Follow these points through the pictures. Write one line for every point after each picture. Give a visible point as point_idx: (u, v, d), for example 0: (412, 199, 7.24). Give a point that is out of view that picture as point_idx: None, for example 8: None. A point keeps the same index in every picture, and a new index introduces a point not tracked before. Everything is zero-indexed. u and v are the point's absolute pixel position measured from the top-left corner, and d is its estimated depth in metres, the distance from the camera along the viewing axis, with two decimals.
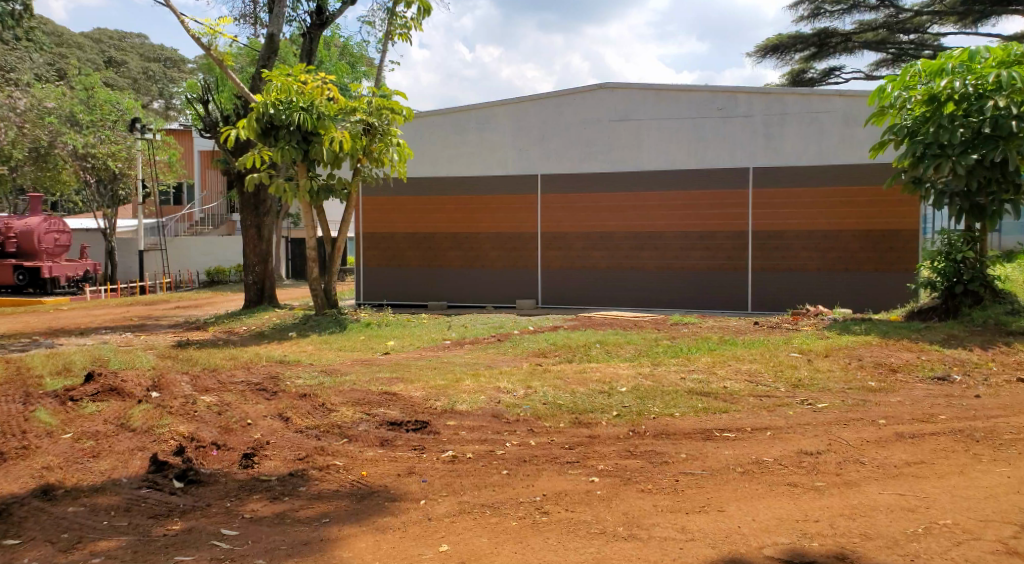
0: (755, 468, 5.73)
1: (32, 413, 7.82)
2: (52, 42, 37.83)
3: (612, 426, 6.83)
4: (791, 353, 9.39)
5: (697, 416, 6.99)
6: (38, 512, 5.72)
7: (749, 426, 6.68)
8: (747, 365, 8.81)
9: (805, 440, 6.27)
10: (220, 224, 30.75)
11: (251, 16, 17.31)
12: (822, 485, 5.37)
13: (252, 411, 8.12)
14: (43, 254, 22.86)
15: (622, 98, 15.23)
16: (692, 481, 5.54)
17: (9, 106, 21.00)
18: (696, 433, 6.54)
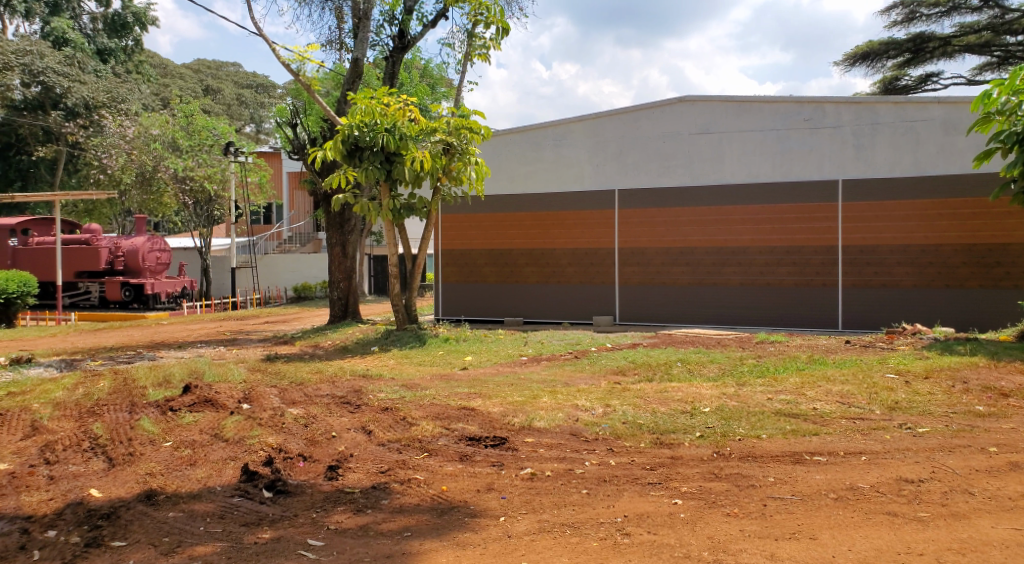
0: (850, 494, 5.52)
1: (137, 422, 8.23)
2: (156, 73, 40.21)
3: (696, 447, 6.71)
4: (887, 374, 9.01)
5: (786, 439, 6.79)
6: (142, 516, 6.00)
7: (843, 450, 6.45)
8: (839, 386, 8.50)
9: (906, 466, 6.01)
10: (308, 242, 31.74)
11: (337, 42, 17.92)
12: (926, 516, 5.13)
13: (336, 424, 8.34)
14: (146, 272, 24.11)
15: (702, 111, 15.05)
16: (782, 506, 5.38)
17: (121, 136, 25.90)
18: (785, 456, 6.36)
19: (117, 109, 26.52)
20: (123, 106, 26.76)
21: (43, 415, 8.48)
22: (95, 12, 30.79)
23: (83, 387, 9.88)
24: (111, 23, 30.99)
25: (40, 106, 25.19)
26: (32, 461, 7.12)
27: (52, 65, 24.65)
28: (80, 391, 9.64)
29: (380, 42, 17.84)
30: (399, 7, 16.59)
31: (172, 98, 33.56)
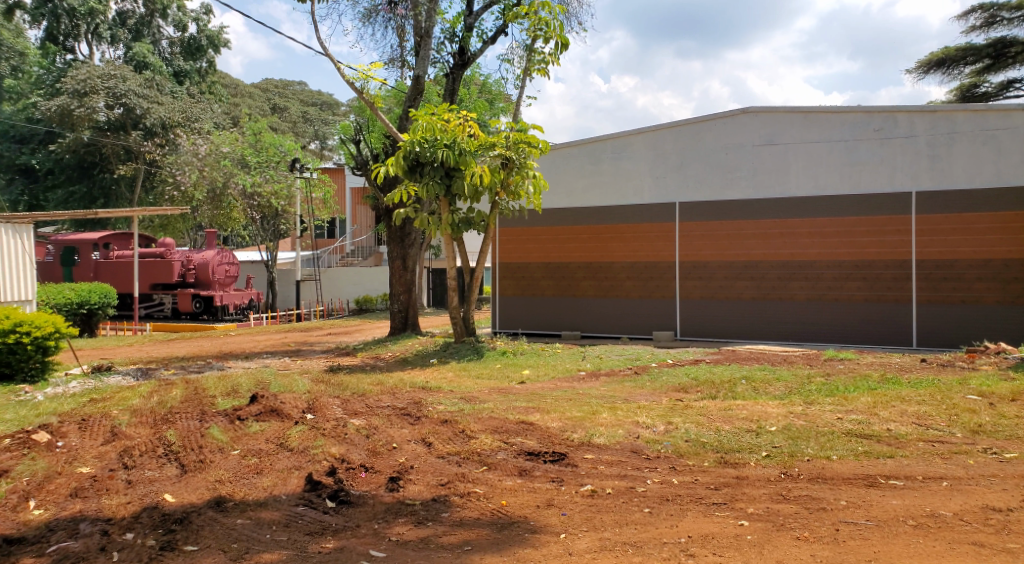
0: (931, 522, 5.38)
1: (207, 430, 8.53)
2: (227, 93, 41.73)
3: (762, 467, 6.62)
4: (968, 396, 8.71)
5: (858, 461, 6.65)
6: (212, 522, 6.22)
7: (921, 475, 6.28)
8: (914, 407, 8.26)
9: (992, 493, 5.82)
10: (369, 255, 32.33)
11: (399, 60, 18.29)
12: (1015, 547, 4.96)
13: (397, 436, 8.49)
14: (216, 285, 24.95)
15: (766, 122, 14.85)
16: (856, 532, 5.27)
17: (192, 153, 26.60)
18: (858, 479, 6.22)
19: (191, 127, 28.20)
20: (196, 125, 28.51)
21: (122, 421, 8.85)
22: (173, 36, 32.36)
23: (157, 395, 10.26)
24: (187, 46, 32.47)
25: (122, 127, 27.47)
26: (111, 465, 7.44)
27: (133, 88, 26.83)
28: (154, 399, 10.03)
29: (441, 59, 18.16)
30: (458, 25, 16.88)
31: (241, 116, 34.78)
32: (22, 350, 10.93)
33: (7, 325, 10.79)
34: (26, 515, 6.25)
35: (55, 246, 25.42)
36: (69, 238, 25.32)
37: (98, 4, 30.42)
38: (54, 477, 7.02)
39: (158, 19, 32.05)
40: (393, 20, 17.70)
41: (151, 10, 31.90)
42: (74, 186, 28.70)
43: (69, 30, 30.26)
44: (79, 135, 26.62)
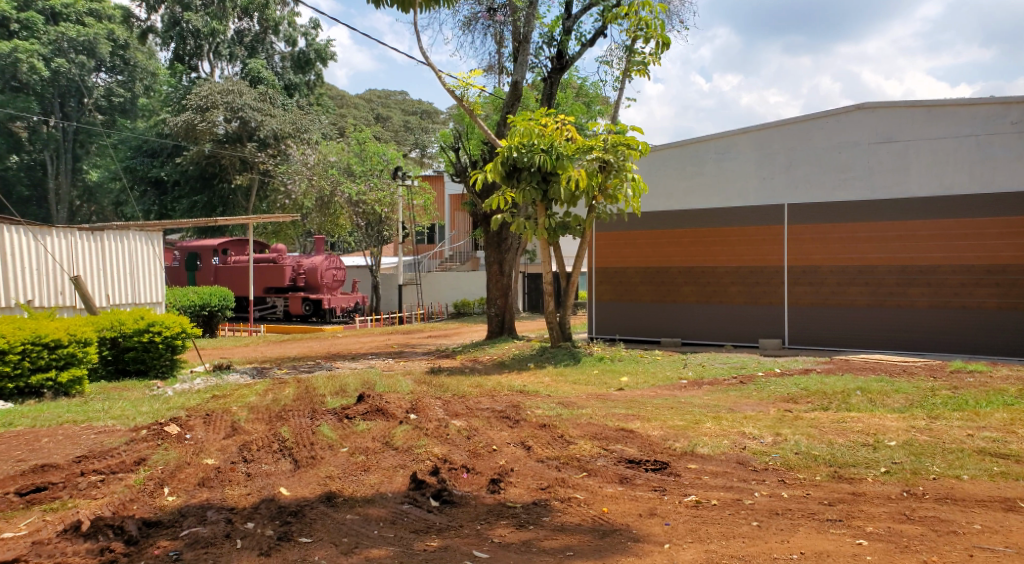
0: None
1: (317, 428, 8.93)
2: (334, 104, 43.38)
3: (882, 484, 6.42)
4: None
5: (991, 482, 6.36)
6: (324, 516, 6.52)
7: None
8: None
9: None
10: (466, 260, 32.93)
11: (497, 66, 18.57)
12: None
13: (497, 438, 8.65)
14: (324, 288, 25.93)
15: (885, 118, 14.28)
16: (991, 559, 5.06)
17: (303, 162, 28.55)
18: (993, 501, 5.95)
19: (301, 139, 29.45)
20: (305, 137, 29.73)
21: (241, 417, 9.38)
22: (284, 51, 34.00)
23: (272, 393, 10.80)
24: (297, 60, 34.05)
25: (238, 139, 28.93)
26: (233, 458, 7.90)
27: (249, 102, 28.43)
28: (269, 397, 10.55)
29: (539, 64, 18.32)
30: (557, 28, 17.00)
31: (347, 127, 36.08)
32: (153, 348, 11.77)
33: (141, 324, 11.65)
34: (160, 500, 6.72)
35: (181, 251, 27.81)
36: (192, 244, 27.30)
37: (219, 24, 32.10)
38: (184, 467, 7.52)
39: (270, 36, 33.70)
40: (492, 26, 17.94)
41: (265, 27, 33.48)
42: (197, 196, 30.53)
43: (193, 49, 32.27)
44: (201, 147, 28.27)
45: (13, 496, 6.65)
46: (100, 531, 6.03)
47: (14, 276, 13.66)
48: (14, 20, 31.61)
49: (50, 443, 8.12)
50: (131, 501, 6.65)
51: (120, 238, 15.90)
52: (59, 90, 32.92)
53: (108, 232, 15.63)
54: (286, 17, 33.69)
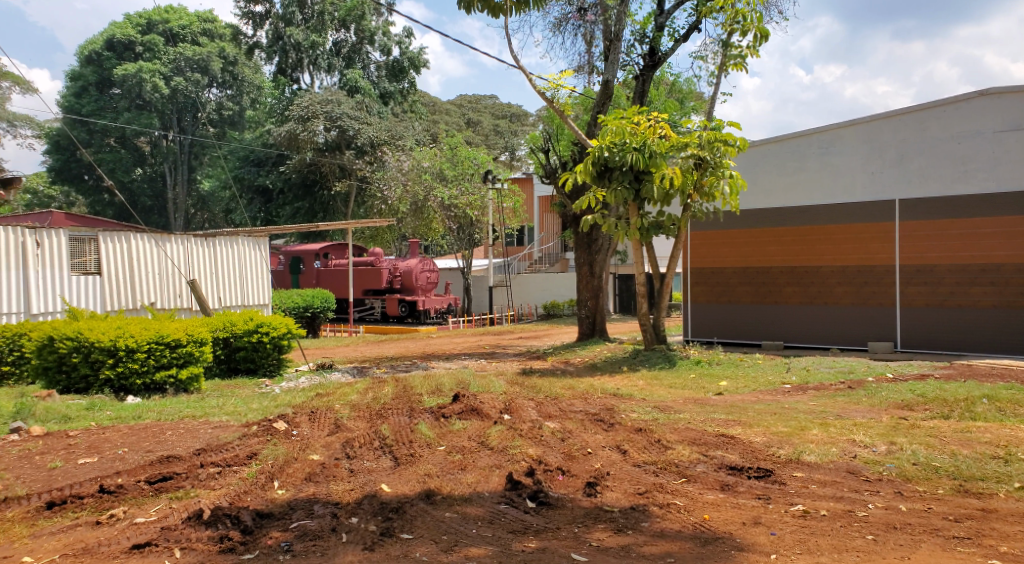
0: None
1: (415, 426, 9.11)
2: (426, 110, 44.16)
3: (1015, 500, 6.05)
4: None
5: None
6: (424, 513, 6.64)
7: None
8: None
9: None
10: (556, 261, 32.98)
11: (588, 66, 18.49)
12: None
13: (592, 441, 8.60)
14: (419, 290, 26.43)
15: (1011, 105, 13.45)
16: None
17: (398, 168, 29.07)
18: None
19: (396, 145, 30.19)
20: (400, 143, 30.44)
21: (343, 414, 9.66)
22: (380, 60, 34.82)
23: (372, 392, 11.08)
24: (391, 69, 34.89)
25: (338, 147, 30.00)
26: (337, 454, 8.15)
27: (347, 111, 29.51)
28: (369, 396, 10.83)
29: (631, 61, 18.11)
30: (649, 25, 16.79)
31: (440, 132, 36.63)
32: (262, 348, 12.28)
33: (250, 325, 12.17)
34: (271, 493, 7.00)
35: (285, 256, 29.15)
36: (296, 249, 28.75)
37: (319, 37, 33.27)
38: (292, 462, 7.81)
39: (367, 46, 34.55)
40: (583, 27, 17.86)
41: (361, 38, 34.39)
42: (300, 203, 31.71)
43: (294, 63, 33.60)
44: (303, 156, 29.54)
45: (141, 483, 7.06)
46: (219, 521, 6.33)
47: (139, 280, 15.73)
48: (138, 42, 35.53)
49: (172, 436, 8.58)
50: (246, 493, 6.95)
51: (231, 243, 17.61)
52: (177, 106, 34.71)
53: (220, 237, 17.34)
54: (381, 27, 34.58)
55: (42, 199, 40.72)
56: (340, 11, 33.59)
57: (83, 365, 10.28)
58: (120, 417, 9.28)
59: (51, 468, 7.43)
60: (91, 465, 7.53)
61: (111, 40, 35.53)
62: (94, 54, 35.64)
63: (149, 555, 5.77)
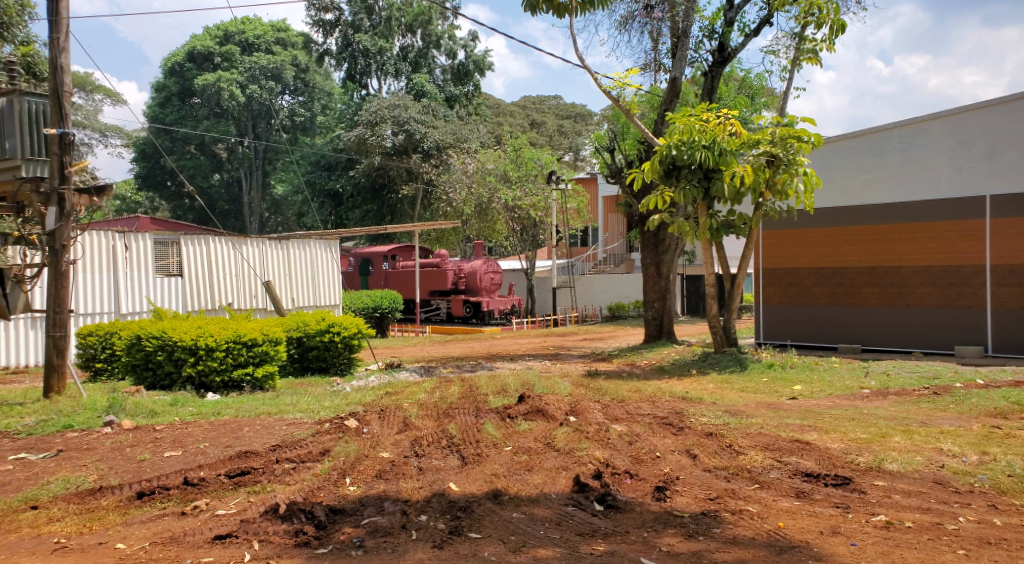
0: None
1: (482, 426, 9.15)
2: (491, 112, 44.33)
3: None
4: None
5: None
6: (491, 513, 6.64)
7: None
8: None
9: None
10: (621, 262, 32.66)
11: (653, 63, 18.28)
12: None
13: (661, 445, 8.48)
14: (484, 291, 26.52)
15: None
16: None
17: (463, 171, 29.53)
18: None
19: (462, 148, 30.40)
20: (465, 146, 30.67)
21: (412, 413, 9.77)
22: (445, 64, 35.28)
23: (439, 391, 11.19)
24: (456, 73, 35.20)
25: (404, 151, 30.47)
26: (405, 452, 8.23)
27: (413, 115, 29.95)
28: (436, 395, 10.93)
29: (699, 59, 17.80)
30: (718, 20, 16.47)
31: (505, 134, 36.73)
32: (333, 347, 12.53)
33: (322, 325, 12.43)
34: (343, 489, 7.12)
35: (355, 258, 29.77)
36: (365, 251, 29.31)
37: (386, 42, 33.90)
38: (363, 459, 7.92)
39: (433, 50, 35.14)
40: (649, 24, 17.54)
41: (427, 43, 35.02)
42: (368, 206, 32.30)
43: (363, 68, 34.12)
44: (371, 160, 30.15)
45: (222, 477, 7.27)
46: (294, 515, 6.47)
47: (219, 283, 16.36)
48: (217, 53, 36.55)
49: (250, 432, 8.82)
50: (318, 489, 7.08)
51: (303, 245, 18.22)
52: (252, 114, 35.93)
53: (293, 240, 17.95)
54: (447, 31, 35.07)
55: (128, 206, 42.58)
56: (407, 16, 34.14)
57: (168, 363, 10.69)
58: (201, 413, 9.59)
59: (140, 460, 7.72)
60: (176, 458, 7.80)
61: (192, 52, 36.87)
62: (177, 66, 37.27)
63: (230, 546, 5.94)
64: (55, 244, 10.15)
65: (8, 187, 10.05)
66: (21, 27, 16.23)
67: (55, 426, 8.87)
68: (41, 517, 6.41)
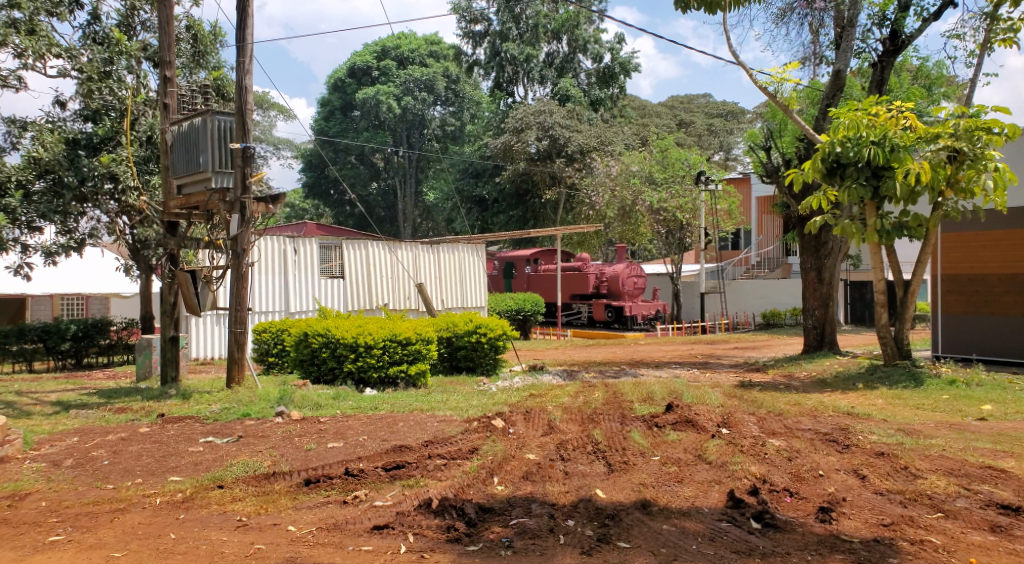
0: None
1: (628, 433, 8.89)
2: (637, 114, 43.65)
3: None
4: None
5: None
6: (640, 523, 6.37)
7: None
8: None
9: None
10: (776, 267, 31.09)
11: (814, 56, 17.24)
12: None
13: (825, 462, 7.87)
14: (626, 295, 26.00)
15: None
16: None
17: (607, 174, 28.86)
18: None
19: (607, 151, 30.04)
20: (609, 148, 30.33)
21: (557, 416, 9.65)
22: (591, 68, 35.06)
23: (583, 396, 11.00)
24: (602, 76, 34.92)
25: (549, 156, 30.58)
26: (551, 455, 8.11)
27: (558, 120, 30.02)
28: (580, 399, 10.77)
29: (866, 48, 16.63)
30: (890, 6, 15.27)
31: (653, 135, 36.06)
32: (480, 347, 12.62)
33: (470, 326, 12.59)
34: (492, 488, 7.08)
35: (499, 261, 30.22)
36: (509, 255, 29.68)
37: (533, 49, 34.36)
38: (510, 460, 7.87)
39: (579, 55, 34.91)
40: (810, 15, 16.61)
41: (574, 48, 34.79)
42: (512, 211, 32.73)
43: (510, 76, 34.92)
44: (516, 166, 30.58)
45: (379, 469, 7.42)
46: (446, 510, 6.47)
47: (376, 284, 17.00)
48: (375, 68, 38.40)
49: (404, 427, 9.00)
50: (468, 486, 7.08)
51: (452, 249, 18.62)
52: (407, 124, 37.66)
53: (443, 243, 18.39)
54: (594, 35, 34.74)
55: (297, 213, 45.69)
56: (554, 22, 34.22)
57: (331, 359, 11.24)
58: (360, 407, 9.92)
59: (306, 449, 8.04)
60: (338, 449, 8.06)
61: (352, 67, 38.95)
62: (339, 81, 39.52)
63: (386, 537, 6.02)
64: (236, 248, 10.74)
65: (201, 198, 10.86)
66: (214, 54, 17.42)
67: (235, 413, 9.44)
68: (225, 496, 6.79)
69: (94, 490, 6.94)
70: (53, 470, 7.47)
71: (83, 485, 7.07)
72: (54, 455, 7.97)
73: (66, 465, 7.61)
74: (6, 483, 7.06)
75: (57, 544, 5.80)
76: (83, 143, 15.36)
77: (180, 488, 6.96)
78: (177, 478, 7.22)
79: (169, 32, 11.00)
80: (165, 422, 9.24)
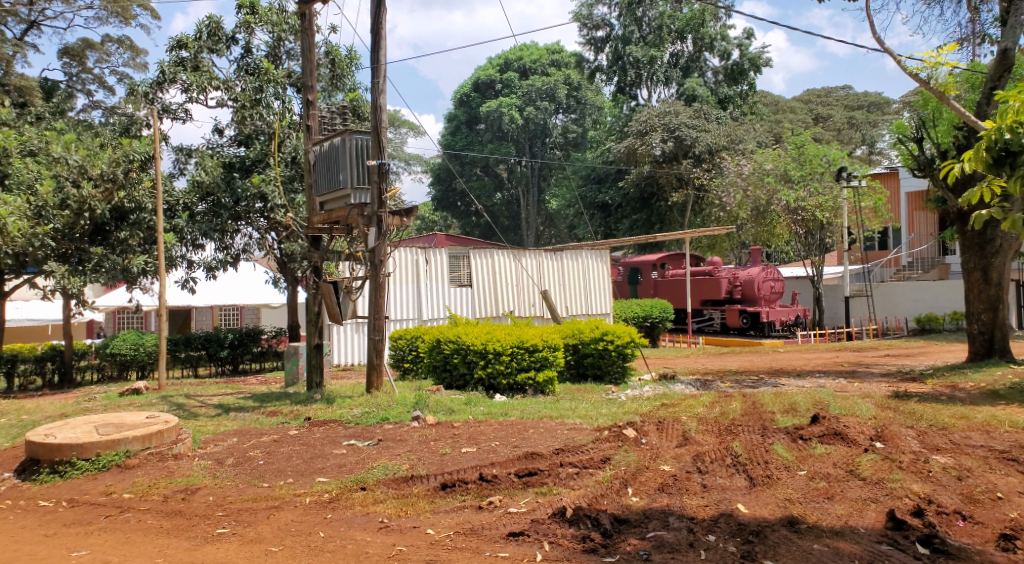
0: None
1: (771, 446, 8.32)
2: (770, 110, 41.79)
3: None
4: None
5: None
6: (788, 541, 5.87)
7: None
8: None
9: None
10: (931, 267, 29.10)
11: (974, 36, 15.82)
12: None
13: (1001, 484, 7.03)
14: (761, 300, 24.75)
15: None
16: None
17: (739, 173, 27.63)
18: None
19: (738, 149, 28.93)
20: (740, 147, 29.14)
21: (692, 427, 9.17)
22: (718, 66, 33.92)
23: (719, 406, 10.44)
24: (731, 72, 33.67)
25: (675, 157, 29.76)
26: (688, 467, 7.68)
27: (685, 121, 29.20)
28: (717, 410, 10.22)
29: None
30: None
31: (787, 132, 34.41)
32: (608, 355, 12.30)
33: (596, 333, 12.31)
34: (626, 499, 6.75)
35: (625, 267, 29.71)
36: (634, 260, 29.15)
37: (657, 51, 33.47)
38: (644, 470, 7.50)
39: (705, 53, 33.89)
40: None
41: (699, 47, 33.80)
42: (637, 215, 32.10)
43: (633, 79, 34.25)
44: (641, 170, 29.99)
45: (512, 476, 7.25)
46: (580, 520, 6.20)
47: (501, 291, 16.95)
48: (498, 81, 38.80)
49: (534, 434, 8.82)
50: (602, 496, 6.78)
51: (576, 256, 18.34)
52: (530, 134, 37.77)
53: (566, 250, 18.14)
54: (720, 32, 33.58)
55: (428, 224, 47.02)
56: (678, 22, 33.40)
57: (463, 365, 11.26)
58: (492, 413, 9.83)
59: (441, 454, 8.00)
60: (471, 455, 7.97)
61: (476, 82, 39.49)
62: (465, 96, 40.22)
63: (522, 544, 5.82)
64: (374, 259, 10.92)
65: (343, 213, 11.18)
66: (350, 76, 18.04)
67: (375, 417, 9.57)
68: (367, 498, 6.81)
69: (251, 487, 7.15)
70: (217, 467, 7.77)
71: (242, 483, 7.31)
72: (217, 453, 8.31)
73: (228, 463, 7.91)
74: (178, 477, 7.39)
75: (223, 536, 5.96)
76: (238, 166, 16.40)
77: (325, 488, 7.06)
78: (322, 479, 7.33)
79: (311, 58, 11.40)
80: (311, 424, 9.50)
